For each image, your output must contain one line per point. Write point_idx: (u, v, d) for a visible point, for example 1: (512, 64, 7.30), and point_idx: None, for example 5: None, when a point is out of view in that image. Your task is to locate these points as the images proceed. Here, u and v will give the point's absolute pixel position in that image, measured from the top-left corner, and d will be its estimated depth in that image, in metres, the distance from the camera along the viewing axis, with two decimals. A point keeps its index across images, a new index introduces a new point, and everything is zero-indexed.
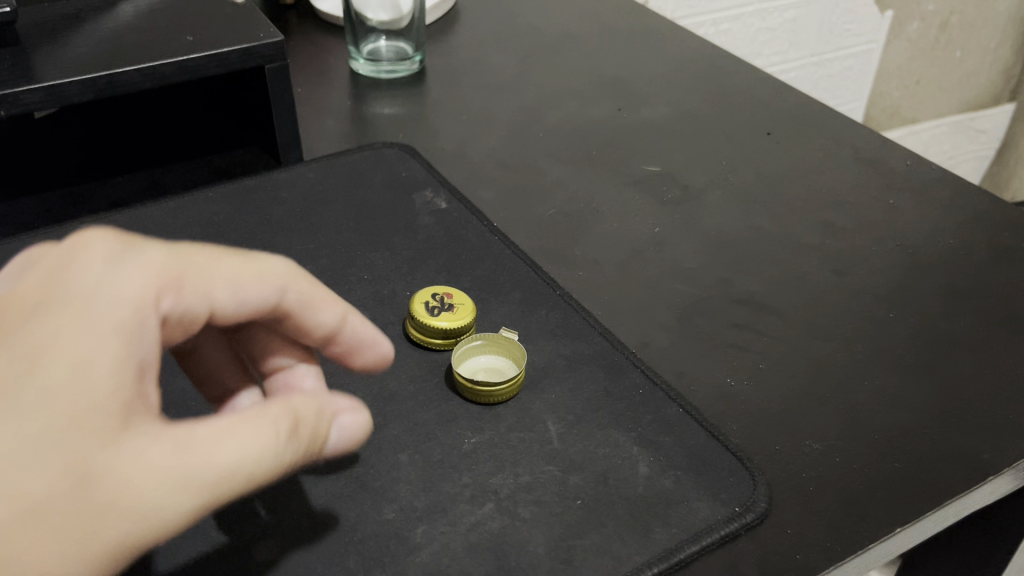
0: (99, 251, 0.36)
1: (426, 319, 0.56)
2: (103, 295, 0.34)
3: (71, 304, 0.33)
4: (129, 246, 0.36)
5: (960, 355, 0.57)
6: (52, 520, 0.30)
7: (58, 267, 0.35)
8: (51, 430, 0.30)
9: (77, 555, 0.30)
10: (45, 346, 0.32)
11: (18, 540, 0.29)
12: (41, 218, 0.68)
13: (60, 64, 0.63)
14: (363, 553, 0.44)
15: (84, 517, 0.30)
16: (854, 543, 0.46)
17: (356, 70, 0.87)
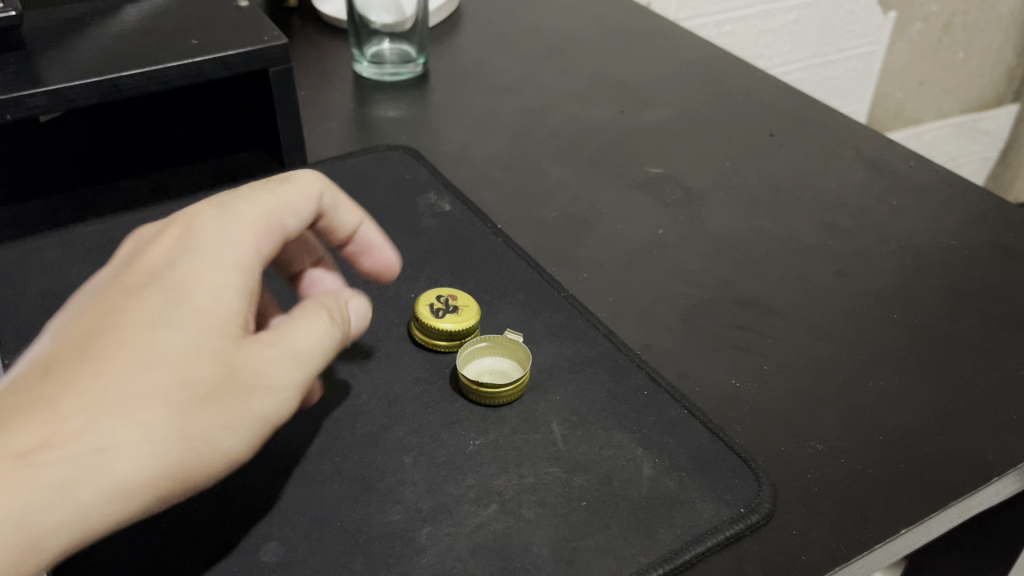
0: (230, 205, 0.43)
1: (431, 321, 0.56)
2: (235, 238, 0.42)
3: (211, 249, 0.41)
4: (229, 206, 0.43)
5: (963, 355, 0.57)
6: (222, 410, 0.39)
7: (187, 220, 0.43)
8: (210, 346, 0.39)
9: (239, 433, 0.40)
10: (201, 279, 0.40)
11: (200, 424, 0.38)
12: (46, 222, 0.69)
13: (65, 68, 0.63)
14: (368, 554, 0.44)
15: (243, 406, 0.39)
16: (858, 544, 0.46)
17: (359, 73, 0.88)
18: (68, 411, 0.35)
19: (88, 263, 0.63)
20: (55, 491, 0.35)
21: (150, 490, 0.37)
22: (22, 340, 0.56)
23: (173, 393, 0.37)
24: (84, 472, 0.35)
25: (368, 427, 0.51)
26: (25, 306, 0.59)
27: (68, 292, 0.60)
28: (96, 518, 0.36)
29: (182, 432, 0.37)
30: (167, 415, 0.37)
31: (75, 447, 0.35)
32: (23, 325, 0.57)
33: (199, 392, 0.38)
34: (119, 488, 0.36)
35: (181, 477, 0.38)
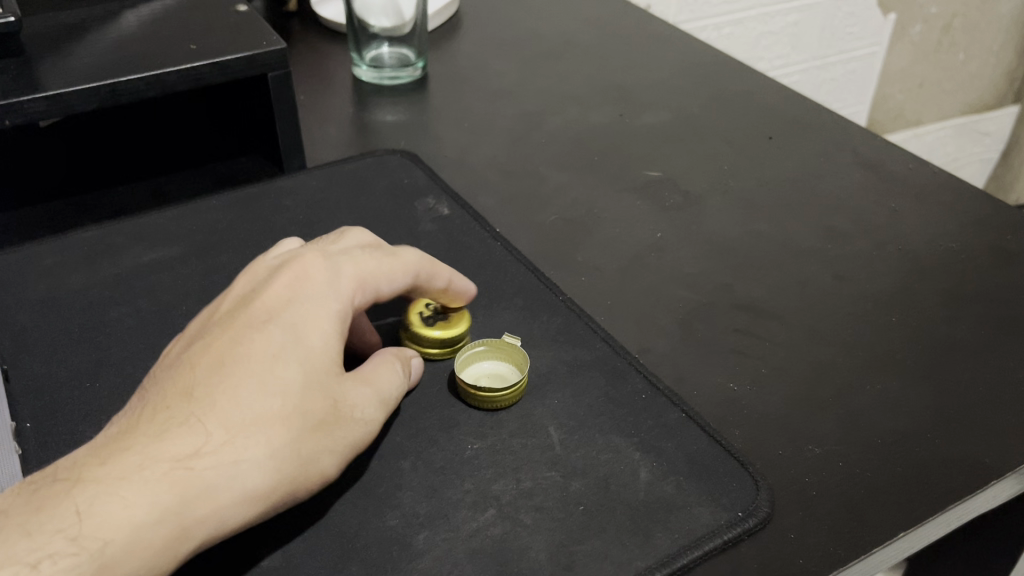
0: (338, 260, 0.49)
1: (420, 329, 0.56)
2: (338, 288, 0.47)
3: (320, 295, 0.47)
4: (337, 268, 0.48)
5: (961, 359, 0.57)
6: (332, 431, 0.43)
7: (300, 270, 0.48)
8: (324, 378, 0.44)
9: (345, 454, 0.44)
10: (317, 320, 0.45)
11: (312, 448, 0.42)
12: (46, 227, 0.69)
13: (63, 74, 0.63)
14: (366, 559, 0.44)
15: (347, 434, 0.44)
16: (856, 548, 0.46)
17: (359, 77, 0.88)
18: (211, 428, 0.41)
19: (88, 268, 0.63)
20: (199, 492, 0.39)
21: (274, 499, 0.41)
22: (21, 345, 0.56)
23: (295, 413, 0.42)
24: (224, 478, 0.40)
25: None
26: (24, 311, 0.59)
27: (68, 298, 0.60)
28: (232, 519, 0.40)
29: (301, 450, 0.42)
30: (288, 437, 0.42)
31: (219, 455, 0.40)
32: (22, 330, 0.58)
33: (315, 414, 0.43)
34: (249, 493, 0.40)
35: (297, 493, 0.42)
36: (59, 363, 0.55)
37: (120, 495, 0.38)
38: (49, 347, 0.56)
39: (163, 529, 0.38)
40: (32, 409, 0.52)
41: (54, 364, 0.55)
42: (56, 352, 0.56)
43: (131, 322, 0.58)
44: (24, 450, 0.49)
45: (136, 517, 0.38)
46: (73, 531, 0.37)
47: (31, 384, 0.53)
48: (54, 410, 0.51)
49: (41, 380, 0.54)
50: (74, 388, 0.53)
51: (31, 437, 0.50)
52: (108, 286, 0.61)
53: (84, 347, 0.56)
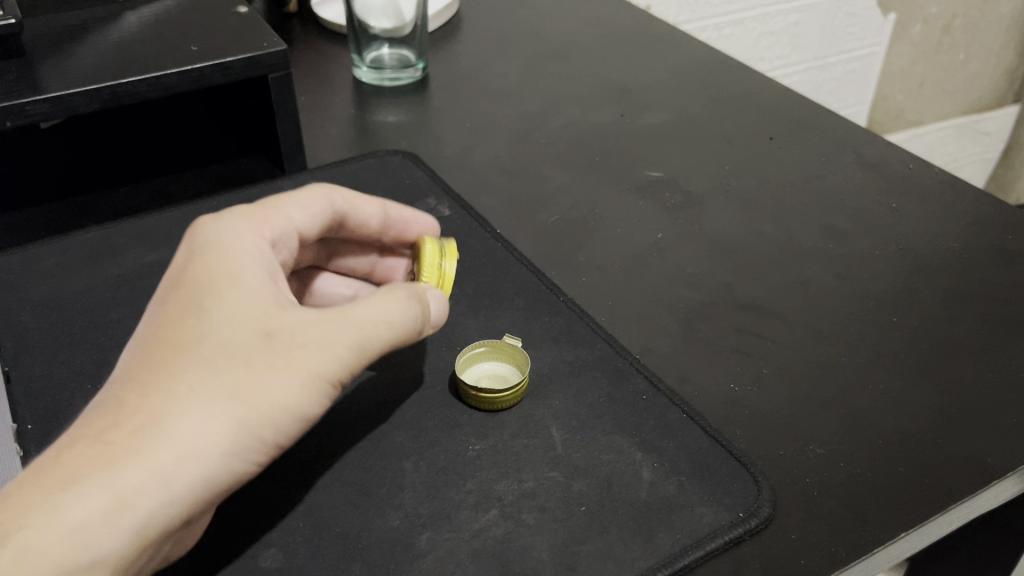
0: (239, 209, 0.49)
1: None
2: (239, 235, 0.47)
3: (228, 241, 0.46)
4: (224, 220, 0.48)
5: (963, 358, 0.57)
6: (277, 360, 0.41)
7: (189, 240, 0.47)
8: (242, 315, 0.42)
9: (301, 382, 0.42)
10: (230, 261, 0.45)
11: (253, 381, 0.40)
12: (47, 229, 0.69)
13: (64, 76, 0.63)
14: (368, 559, 0.44)
15: (293, 359, 0.42)
16: (858, 548, 0.46)
17: (359, 78, 0.88)
18: (128, 398, 0.39)
19: (90, 269, 0.63)
20: (137, 443, 0.37)
21: (230, 438, 0.39)
22: (22, 346, 0.56)
23: (229, 351, 0.41)
24: (161, 425, 0.38)
25: (368, 432, 0.51)
26: (26, 313, 0.59)
27: (70, 299, 0.60)
28: (183, 465, 0.38)
29: (237, 387, 0.40)
30: (217, 378, 0.40)
31: (152, 404, 0.39)
32: (24, 332, 0.58)
33: (253, 347, 0.41)
34: (193, 434, 0.38)
35: (251, 428, 0.40)
36: (62, 364, 0.55)
37: (50, 470, 0.36)
38: (51, 349, 0.56)
39: (104, 486, 0.36)
40: (34, 410, 0.52)
41: (56, 365, 0.55)
42: (57, 353, 0.56)
43: (133, 323, 0.58)
44: (26, 451, 0.49)
45: (73, 482, 0.36)
46: None
47: (33, 386, 0.53)
48: (56, 411, 0.51)
49: (43, 381, 0.54)
50: (76, 389, 0.53)
51: (33, 438, 0.50)
52: (110, 287, 0.62)
53: (86, 349, 0.56)
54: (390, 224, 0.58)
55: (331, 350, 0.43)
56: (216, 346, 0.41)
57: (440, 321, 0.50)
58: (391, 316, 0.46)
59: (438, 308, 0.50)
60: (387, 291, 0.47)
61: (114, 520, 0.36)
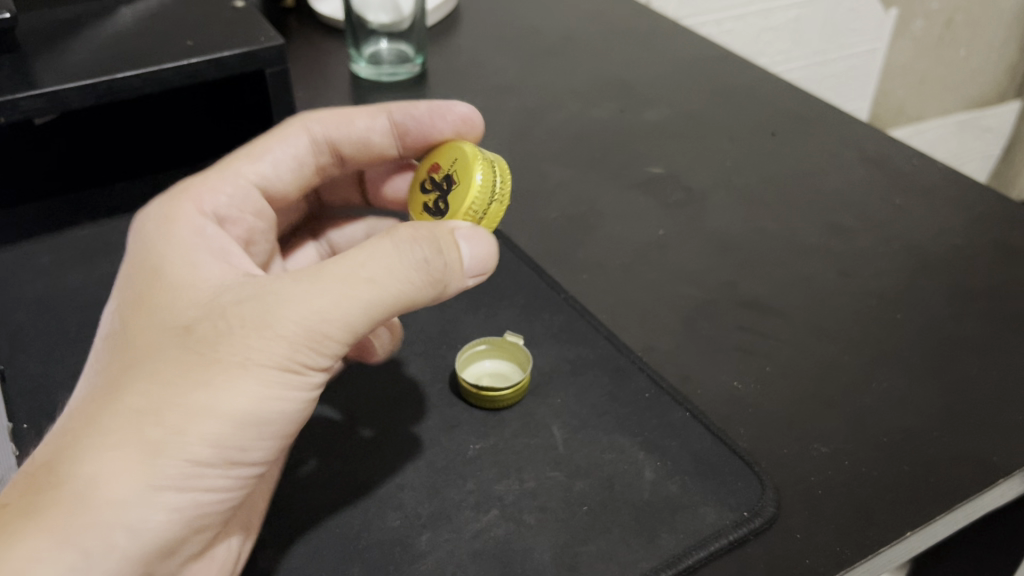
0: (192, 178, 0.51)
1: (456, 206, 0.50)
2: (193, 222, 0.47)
3: (173, 220, 0.46)
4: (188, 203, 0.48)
5: (968, 356, 0.56)
6: (210, 365, 0.38)
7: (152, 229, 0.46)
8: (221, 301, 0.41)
9: (255, 345, 0.39)
10: (154, 248, 0.45)
11: (223, 348, 0.39)
12: (42, 225, 0.68)
13: (58, 71, 0.63)
14: (367, 560, 0.44)
15: (262, 317, 0.39)
16: (863, 548, 0.45)
17: (356, 73, 0.87)
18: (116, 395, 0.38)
19: (85, 267, 0.63)
20: (59, 474, 0.37)
21: (156, 458, 0.37)
22: (16, 345, 0.56)
23: (156, 361, 0.39)
24: (88, 447, 0.37)
25: (368, 432, 0.51)
26: (21, 311, 0.59)
27: (65, 298, 0.60)
28: (113, 496, 0.37)
29: (204, 356, 0.38)
30: (183, 354, 0.39)
31: (81, 425, 0.38)
32: (18, 330, 0.57)
33: (179, 352, 0.39)
34: (115, 465, 0.37)
35: (221, 391, 0.38)
36: (56, 362, 0.54)
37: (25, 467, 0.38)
38: (46, 348, 0.55)
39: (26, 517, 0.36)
40: (28, 409, 0.51)
41: (50, 363, 0.54)
42: (52, 352, 0.55)
43: None
44: (20, 450, 0.48)
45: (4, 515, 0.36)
46: None
47: (27, 384, 0.53)
48: (50, 410, 0.51)
49: (38, 380, 0.53)
50: (70, 387, 0.52)
51: (27, 438, 0.49)
52: (105, 285, 0.61)
53: (82, 347, 0.55)
54: (400, 128, 0.56)
55: (270, 342, 0.39)
56: (141, 354, 0.39)
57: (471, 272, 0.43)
58: (355, 285, 0.40)
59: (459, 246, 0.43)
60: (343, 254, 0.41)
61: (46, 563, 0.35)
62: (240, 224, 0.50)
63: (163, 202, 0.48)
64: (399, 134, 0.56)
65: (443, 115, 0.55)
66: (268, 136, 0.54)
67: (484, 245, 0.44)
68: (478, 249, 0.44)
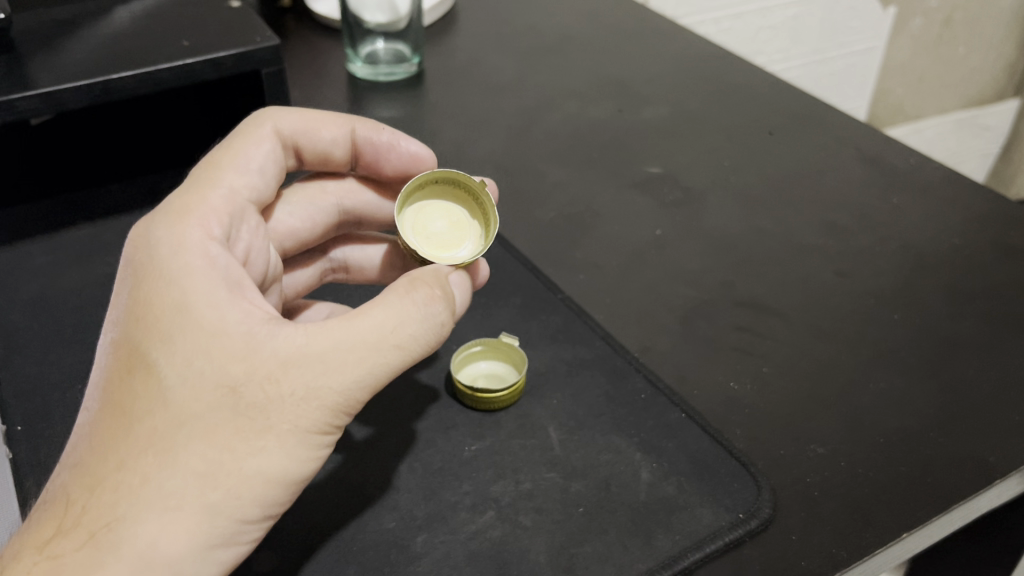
0: (173, 196, 0.43)
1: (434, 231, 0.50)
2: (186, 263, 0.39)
3: (181, 248, 0.40)
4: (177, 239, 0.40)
5: (965, 356, 0.56)
6: (258, 429, 0.37)
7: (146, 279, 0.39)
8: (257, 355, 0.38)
9: (301, 409, 0.37)
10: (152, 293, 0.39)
11: (269, 411, 0.37)
12: (37, 225, 0.68)
13: (53, 71, 0.63)
14: (364, 562, 0.44)
15: (306, 381, 0.37)
16: (860, 549, 0.45)
17: (353, 73, 0.87)
18: (152, 456, 0.36)
19: (82, 269, 0.63)
20: (112, 535, 0.35)
21: (210, 520, 0.36)
22: (11, 347, 0.56)
23: (205, 419, 0.36)
24: (137, 513, 0.35)
25: (365, 433, 0.51)
26: (17, 313, 0.59)
27: (61, 299, 0.60)
28: (168, 561, 0.35)
29: (249, 419, 0.37)
30: (225, 417, 0.36)
31: (129, 482, 0.35)
32: (13, 332, 0.57)
33: (229, 411, 0.36)
34: (167, 526, 0.35)
35: (267, 454, 0.37)
36: (52, 364, 0.54)
37: (58, 529, 0.35)
38: (42, 349, 0.55)
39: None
40: (23, 411, 0.51)
41: (46, 365, 0.54)
42: (48, 353, 0.55)
43: None
44: (14, 452, 0.48)
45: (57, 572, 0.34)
46: None
47: (22, 386, 0.52)
48: (46, 412, 0.51)
49: (33, 381, 0.53)
50: (66, 390, 0.52)
51: (22, 440, 0.49)
52: (101, 286, 0.61)
53: (78, 349, 0.55)
54: (359, 148, 0.53)
55: (318, 408, 0.38)
56: (186, 411, 0.36)
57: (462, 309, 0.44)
58: (389, 349, 0.39)
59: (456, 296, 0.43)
60: (384, 310, 0.39)
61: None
62: (237, 243, 0.45)
63: (167, 223, 0.41)
64: (357, 153, 0.54)
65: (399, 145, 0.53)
66: (228, 150, 0.47)
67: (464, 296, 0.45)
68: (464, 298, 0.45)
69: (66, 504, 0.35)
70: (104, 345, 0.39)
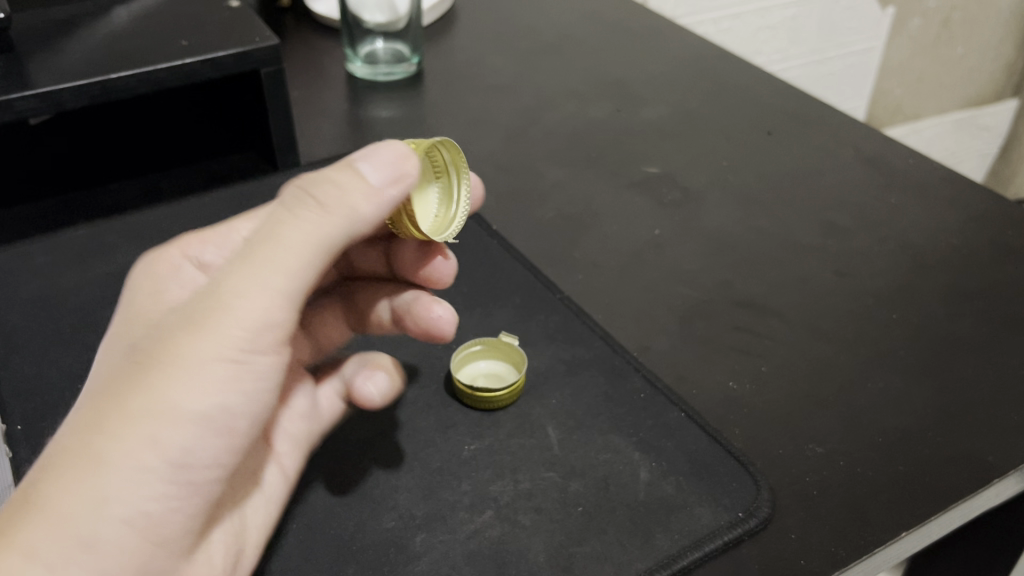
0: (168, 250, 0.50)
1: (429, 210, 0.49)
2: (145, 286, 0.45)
3: (150, 274, 0.46)
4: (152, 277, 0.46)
5: (963, 355, 0.56)
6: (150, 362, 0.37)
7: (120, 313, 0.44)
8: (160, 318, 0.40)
9: (190, 334, 0.37)
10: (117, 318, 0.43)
11: (160, 344, 0.37)
12: (36, 226, 0.68)
13: (52, 71, 0.63)
14: (362, 561, 0.44)
15: (195, 309, 0.38)
16: (858, 548, 0.45)
17: (352, 73, 0.87)
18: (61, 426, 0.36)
19: (81, 269, 0.63)
20: (16, 496, 0.34)
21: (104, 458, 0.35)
22: (10, 347, 0.56)
23: (106, 376, 0.37)
24: (39, 470, 0.35)
25: (364, 433, 0.51)
26: (16, 313, 0.59)
27: (61, 300, 0.60)
28: (63, 507, 0.34)
29: (142, 359, 0.37)
30: (120, 365, 0.37)
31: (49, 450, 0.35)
32: (12, 332, 0.57)
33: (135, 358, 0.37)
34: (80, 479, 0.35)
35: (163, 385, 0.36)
36: (51, 363, 0.54)
37: None
38: (41, 349, 0.55)
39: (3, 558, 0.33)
40: (23, 411, 0.51)
41: (45, 365, 0.54)
42: (47, 353, 0.55)
43: None
44: (14, 452, 0.48)
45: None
46: None
47: (22, 386, 0.52)
48: (45, 411, 0.51)
49: (32, 381, 0.53)
50: (65, 389, 0.52)
51: (21, 440, 0.49)
52: (100, 286, 0.61)
53: (77, 349, 0.55)
54: None
55: (222, 326, 0.37)
56: (95, 379, 0.38)
57: (392, 199, 0.42)
58: (275, 258, 0.38)
59: (369, 178, 0.41)
60: (274, 218, 0.39)
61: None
62: None
63: (150, 257, 0.47)
64: None
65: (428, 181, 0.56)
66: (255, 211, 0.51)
67: (407, 164, 0.42)
68: (406, 172, 0.42)
69: None
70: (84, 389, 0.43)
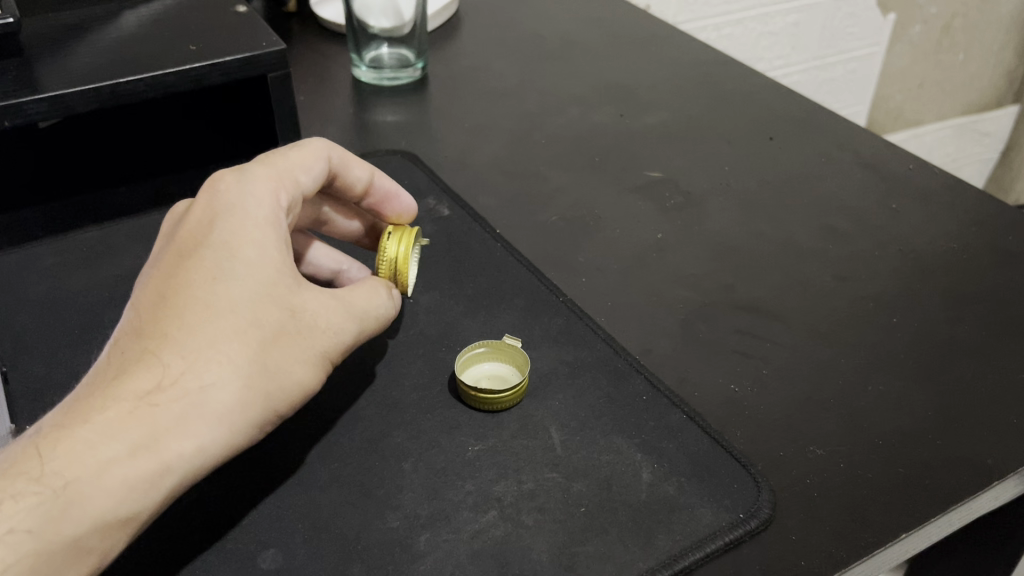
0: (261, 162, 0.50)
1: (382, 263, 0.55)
2: (264, 239, 0.45)
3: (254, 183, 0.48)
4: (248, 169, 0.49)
5: (962, 359, 0.57)
6: (260, 371, 0.43)
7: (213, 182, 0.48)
8: (277, 295, 0.44)
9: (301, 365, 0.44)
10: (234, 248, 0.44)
11: (278, 357, 0.43)
12: (46, 227, 0.69)
13: (61, 75, 0.63)
14: (367, 561, 0.44)
15: (309, 341, 0.45)
16: (857, 549, 0.45)
17: (358, 78, 0.88)
18: (167, 360, 0.41)
19: (87, 269, 0.64)
20: (147, 439, 0.39)
21: (204, 447, 0.41)
22: (18, 346, 0.56)
23: (227, 353, 0.42)
24: (153, 429, 0.40)
25: (367, 433, 0.52)
26: (25, 313, 0.59)
27: (69, 300, 0.61)
28: (171, 461, 0.40)
29: (262, 363, 0.43)
30: (246, 349, 0.42)
31: (167, 397, 0.40)
32: (22, 331, 0.58)
33: (262, 351, 0.43)
34: (176, 459, 0.40)
35: (273, 404, 0.43)
36: (58, 363, 0.55)
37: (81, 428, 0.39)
38: (49, 348, 0.56)
39: (113, 495, 0.38)
40: (33, 409, 0.51)
41: (53, 365, 0.55)
42: (56, 353, 0.56)
43: None
44: None
45: (79, 486, 0.38)
46: (37, 472, 0.37)
47: (30, 385, 0.53)
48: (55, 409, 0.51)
49: (40, 380, 0.54)
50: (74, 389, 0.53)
51: None
52: (106, 287, 0.62)
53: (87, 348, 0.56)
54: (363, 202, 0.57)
55: (299, 369, 0.44)
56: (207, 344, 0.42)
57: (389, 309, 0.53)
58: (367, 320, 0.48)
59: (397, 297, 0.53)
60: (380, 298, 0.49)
61: (107, 537, 0.39)
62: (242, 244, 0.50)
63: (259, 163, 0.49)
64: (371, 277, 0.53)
65: (404, 193, 0.58)
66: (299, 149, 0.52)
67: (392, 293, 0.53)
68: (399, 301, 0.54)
69: (82, 416, 0.39)
70: (177, 269, 0.44)
